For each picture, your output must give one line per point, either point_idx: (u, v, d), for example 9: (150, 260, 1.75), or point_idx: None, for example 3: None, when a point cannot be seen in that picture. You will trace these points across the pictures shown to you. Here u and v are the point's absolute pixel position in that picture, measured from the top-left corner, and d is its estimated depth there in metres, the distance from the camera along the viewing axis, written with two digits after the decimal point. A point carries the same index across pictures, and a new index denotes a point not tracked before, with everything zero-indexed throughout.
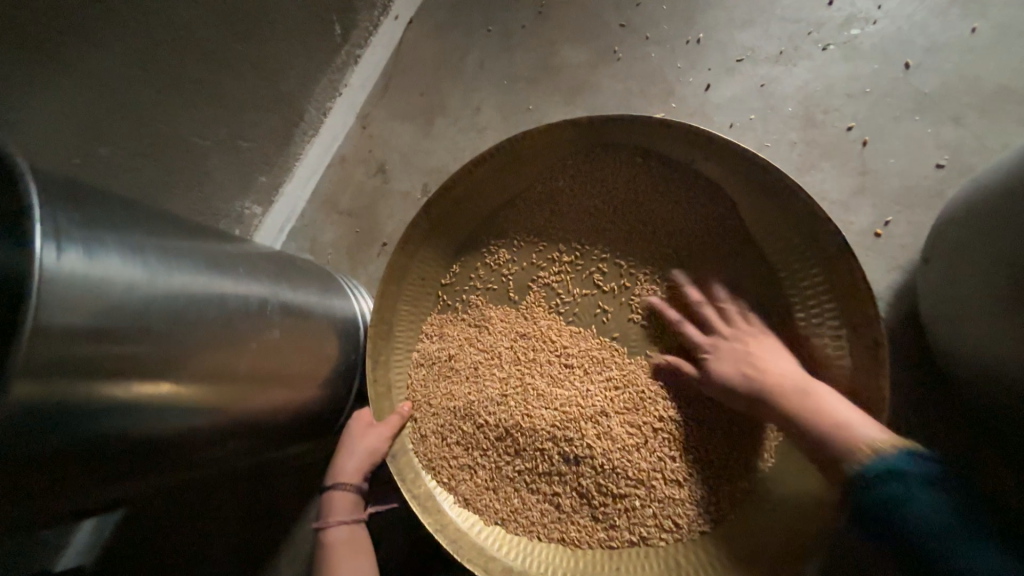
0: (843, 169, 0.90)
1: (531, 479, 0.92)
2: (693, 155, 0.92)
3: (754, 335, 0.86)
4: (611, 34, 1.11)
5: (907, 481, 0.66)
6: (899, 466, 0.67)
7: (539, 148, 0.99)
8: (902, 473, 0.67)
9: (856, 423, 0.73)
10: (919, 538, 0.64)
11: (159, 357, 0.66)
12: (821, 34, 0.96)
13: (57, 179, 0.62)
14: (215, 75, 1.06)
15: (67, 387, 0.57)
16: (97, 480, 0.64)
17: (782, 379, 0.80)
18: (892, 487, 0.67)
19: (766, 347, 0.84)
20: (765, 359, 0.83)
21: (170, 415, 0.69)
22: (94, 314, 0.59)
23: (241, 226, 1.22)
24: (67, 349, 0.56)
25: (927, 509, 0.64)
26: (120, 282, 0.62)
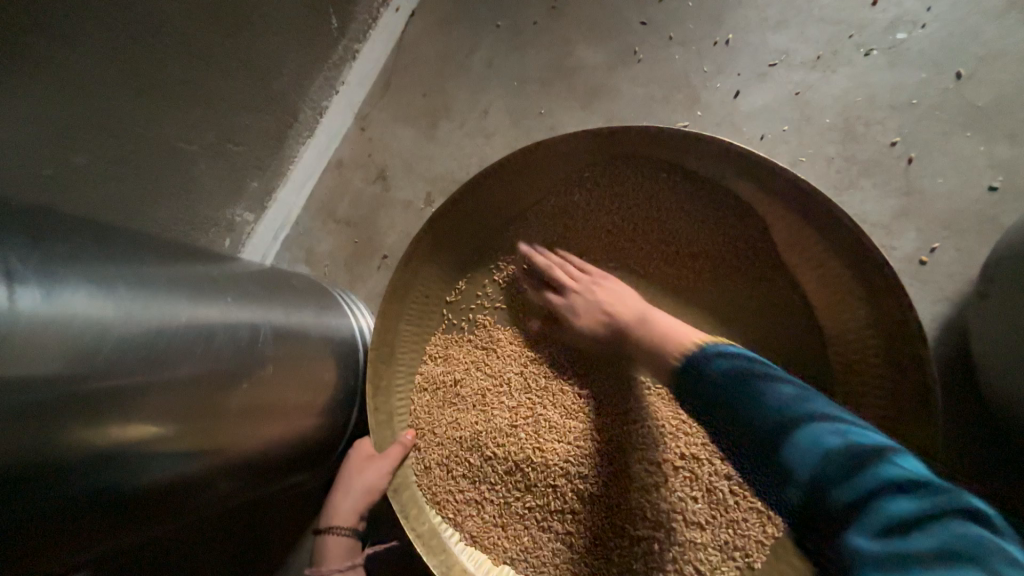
0: (886, 188, 0.84)
1: (543, 517, 0.86)
2: (723, 171, 0.84)
3: (606, 276, 0.92)
4: (631, 32, 1.03)
5: (721, 361, 0.75)
6: (713, 353, 0.77)
7: (553, 157, 0.91)
8: (717, 357, 0.76)
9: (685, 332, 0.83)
10: (729, 399, 0.70)
11: (138, 404, 0.59)
12: (863, 37, 0.89)
13: (12, 210, 0.55)
14: (203, 74, 0.97)
15: (33, 448, 0.49)
16: (75, 544, 0.57)
17: (630, 309, 0.88)
18: (714, 366, 0.75)
19: (613, 284, 0.91)
20: (614, 294, 0.90)
21: (156, 464, 0.62)
22: (57, 363, 0.52)
23: (232, 234, 1.14)
24: (29, 406, 0.49)
25: (739, 378, 0.71)
26: (86, 323, 0.55)
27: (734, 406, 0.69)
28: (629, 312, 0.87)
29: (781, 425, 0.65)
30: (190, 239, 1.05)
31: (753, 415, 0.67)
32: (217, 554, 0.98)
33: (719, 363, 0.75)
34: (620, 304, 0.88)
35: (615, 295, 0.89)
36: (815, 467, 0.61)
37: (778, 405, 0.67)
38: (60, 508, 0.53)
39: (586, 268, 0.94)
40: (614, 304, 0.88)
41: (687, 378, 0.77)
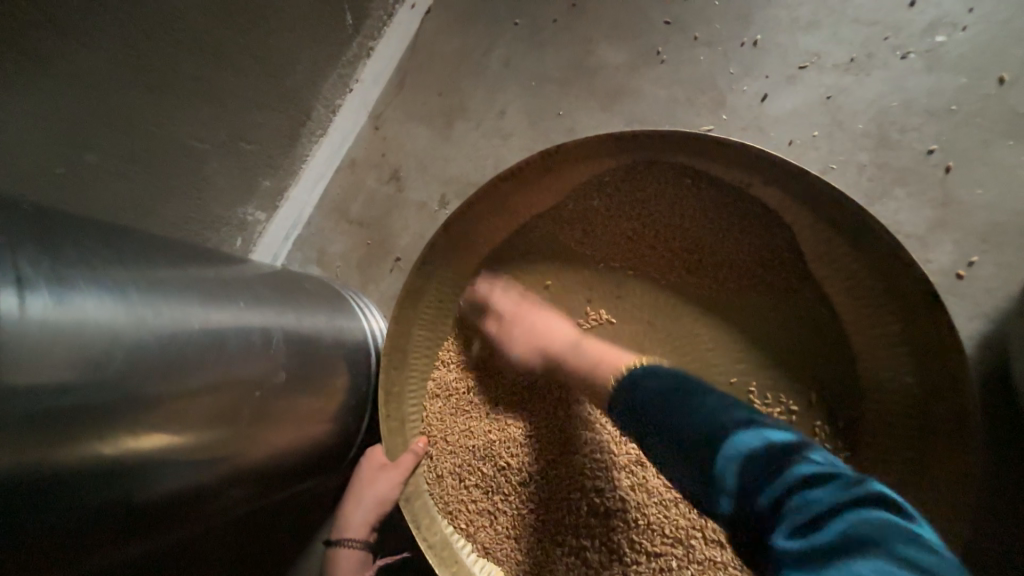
0: (922, 198, 0.82)
1: (557, 530, 0.84)
2: (748, 179, 0.82)
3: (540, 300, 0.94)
4: (656, 31, 1.01)
5: (642, 381, 0.77)
6: (632, 378, 0.78)
7: (572, 160, 0.88)
8: (637, 382, 0.77)
9: (618, 355, 0.84)
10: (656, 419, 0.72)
11: (151, 410, 0.58)
12: (899, 40, 0.87)
13: (25, 213, 0.54)
14: (215, 71, 0.95)
15: (46, 455, 0.48)
16: (89, 552, 0.55)
17: (566, 332, 0.88)
18: (637, 390, 0.76)
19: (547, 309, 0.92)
20: (546, 319, 0.90)
21: (169, 471, 0.61)
22: (71, 368, 0.50)
23: (243, 233, 1.13)
24: (43, 414, 0.48)
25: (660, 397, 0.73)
26: (98, 328, 0.53)
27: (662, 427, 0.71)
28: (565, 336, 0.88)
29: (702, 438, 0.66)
30: (200, 238, 1.03)
31: (675, 432, 0.69)
32: (225, 561, 0.97)
33: (641, 388, 0.76)
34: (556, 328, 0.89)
35: (547, 320, 0.90)
36: (742, 476, 0.61)
37: (695, 421, 0.68)
38: (69, 520, 0.51)
39: (519, 293, 0.94)
40: (549, 329, 0.89)
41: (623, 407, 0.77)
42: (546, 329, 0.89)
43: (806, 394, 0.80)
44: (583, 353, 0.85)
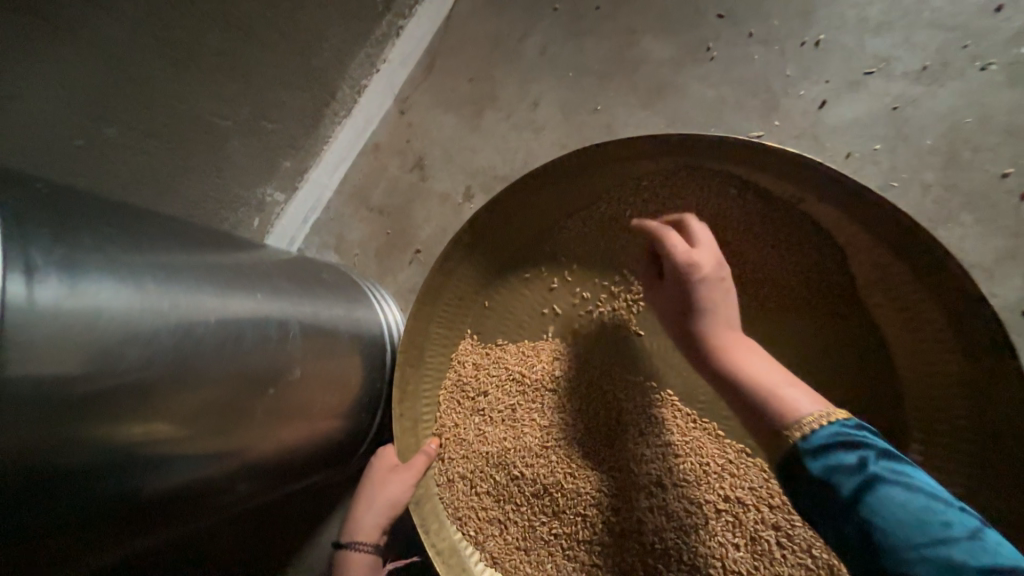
0: (991, 223, 0.84)
1: (569, 545, 0.81)
2: (805, 194, 0.77)
3: (722, 271, 0.74)
4: (706, 25, 0.99)
5: (865, 453, 0.55)
6: (841, 429, 0.57)
7: (609, 159, 0.83)
8: (852, 441, 0.56)
9: (797, 395, 0.62)
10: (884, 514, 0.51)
11: (169, 401, 0.54)
12: (978, 49, 0.88)
13: (39, 192, 0.51)
14: (241, 45, 0.92)
15: (59, 447, 0.45)
16: (100, 544, 0.52)
17: (722, 326, 0.71)
18: (847, 459, 0.55)
19: (725, 282, 0.74)
20: (716, 293, 0.72)
21: (184, 464, 0.57)
22: (86, 357, 0.47)
23: (261, 215, 1.07)
24: (55, 403, 0.44)
25: (901, 491, 0.51)
26: (117, 314, 0.49)
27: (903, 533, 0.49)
28: (723, 328, 0.71)
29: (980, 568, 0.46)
30: (218, 218, 0.99)
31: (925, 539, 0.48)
32: (230, 551, 0.96)
33: (852, 454, 0.55)
34: (716, 315, 0.71)
35: (714, 297, 0.72)
36: None
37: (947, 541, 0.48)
38: (66, 510, 0.48)
39: (707, 250, 0.74)
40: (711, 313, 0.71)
41: (796, 453, 0.58)
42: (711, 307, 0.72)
43: None
44: (739, 362, 0.67)
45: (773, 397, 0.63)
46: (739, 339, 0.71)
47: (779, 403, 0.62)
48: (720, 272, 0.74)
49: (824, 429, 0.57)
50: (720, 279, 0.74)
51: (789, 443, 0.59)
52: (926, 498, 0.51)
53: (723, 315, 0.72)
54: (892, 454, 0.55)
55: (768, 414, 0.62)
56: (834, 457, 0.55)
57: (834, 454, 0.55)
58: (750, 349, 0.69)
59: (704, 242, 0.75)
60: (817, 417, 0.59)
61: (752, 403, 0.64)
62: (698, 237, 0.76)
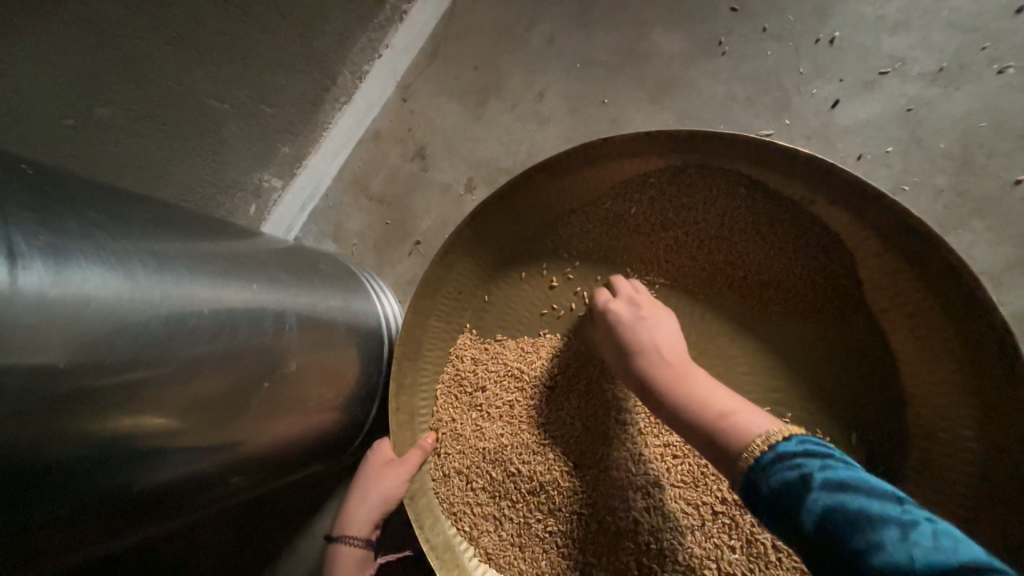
0: (1000, 230, 0.83)
1: (564, 544, 0.81)
2: (814, 195, 0.76)
3: (649, 315, 0.76)
4: (719, 18, 0.97)
5: (805, 468, 0.50)
6: (784, 447, 0.53)
7: (616, 154, 0.82)
8: (794, 459, 0.51)
9: (748, 418, 0.59)
10: (832, 530, 0.45)
11: (162, 393, 0.52)
12: (996, 51, 0.86)
13: (25, 175, 0.48)
14: (241, 26, 0.89)
15: (52, 438, 0.44)
16: (93, 537, 0.51)
17: (660, 364, 0.70)
18: (785, 476, 0.50)
19: (653, 323, 0.75)
20: (643, 330, 0.74)
21: (178, 457, 0.56)
22: (75, 347, 0.45)
23: (258, 201, 1.06)
24: (44, 394, 0.43)
25: (840, 503, 0.46)
26: (106, 303, 0.47)
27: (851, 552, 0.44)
28: (662, 364, 0.70)
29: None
30: (214, 204, 0.97)
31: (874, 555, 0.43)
32: (221, 538, 0.96)
33: (790, 470, 0.50)
34: (648, 350, 0.72)
35: (642, 338, 0.73)
36: None
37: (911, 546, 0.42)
38: (58, 507, 0.46)
39: (630, 302, 0.78)
40: (645, 353, 0.72)
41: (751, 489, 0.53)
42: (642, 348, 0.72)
43: (845, 433, 0.76)
44: (686, 397, 0.65)
45: (721, 426, 0.60)
46: (689, 372, 0.69)
47: (731, 429, 0.59)
48: (642, 314, 0.76)
49: (767, 452, 0.54)
50: (642, 321, 0.76)
51: (741, 476, 0.55)
52: (872, 507, 0.45)
53: (658, 352, 0.72)
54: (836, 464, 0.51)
55: (719, 445, 0.59)
56: (793, 478, 0.50)
57: (776, 470, 0.52)
58: (705, 382, 0.67)
59: (630, 293, 0.80)
60: (762, 438, 0.55)
61: (708, 439, 0.61)
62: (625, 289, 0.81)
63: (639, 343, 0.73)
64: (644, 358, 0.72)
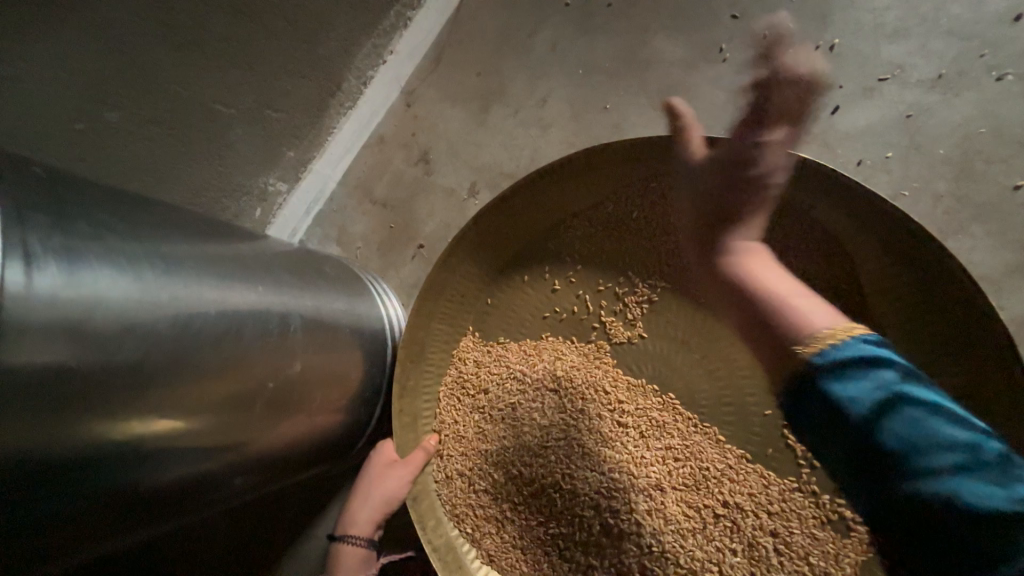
0: (999, 235, 0.84)
1: (566, 546, 0.81)
2: (812, 199, 0.78)
3: (746, 178, 0.77)
4: (720, 26, 0.98)
5: (881, 374, 0.65)
6: (858, 349, 0.67)
7: (618, 159, 0.84)
8: (868, 363, 0.66)
9: (809, 312, 0.72)
10: (892, 416, 0.64)
11: (169, 394, 0.53)
12: (994, 58, 0.87)
13: (36, 178, 0.49)
14: (248, 32, 0.91)
15: (60, 437, 0.44)
16: (101, 535, 0.52)
17: (733, 237, 0.78)
18: (855, 379, 0.66)
19: (746, 203, 0.78)
20: (735, 207, 0.78)
21: (183, 458, 0.57)
22: (85, 348, 0.46)
23: (264, 204, 1.06)
24: (53, 394, 0.44)
25: (925, 415, 0.63)
26: (117, 304, 0.48)
27: (896, 438, 0.63)
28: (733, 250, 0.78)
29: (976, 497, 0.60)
30: (219, 207, 0.98)
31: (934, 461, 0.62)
32: (224, 539, 0.96)
33: (865, 379, 0.65)
34: (726, 237, 0.78)
35: (728, 211, 0.78)
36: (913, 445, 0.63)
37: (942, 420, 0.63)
38: (68, 504, 0.47)
39: (737, 152, 0.76)
40: (724, 227, 0.78)
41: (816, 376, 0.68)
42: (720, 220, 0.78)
43: None
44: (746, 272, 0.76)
45: (782, 312, 0.72)
46: (755, 255, 0.77)
47: (794, 315, 0.72)
48: (745, 188, 0.77)
49: (841, 346, 0.68)
50: (739, 189, 0.77)
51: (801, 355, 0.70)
52: (951, 428, 0.63)
53: (736, 230, 0.78)
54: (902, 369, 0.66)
55: (784, 330, 0.71)
56: (844, 378, 0.66)
57: (851, 376, 0.66)
58: (767, 266, 0.77)
59: (741, 142, 0.76)
60: (835, 334, 0.69)
61: (751, 301, 0.74)
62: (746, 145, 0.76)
63: (718, 213, 0.79)
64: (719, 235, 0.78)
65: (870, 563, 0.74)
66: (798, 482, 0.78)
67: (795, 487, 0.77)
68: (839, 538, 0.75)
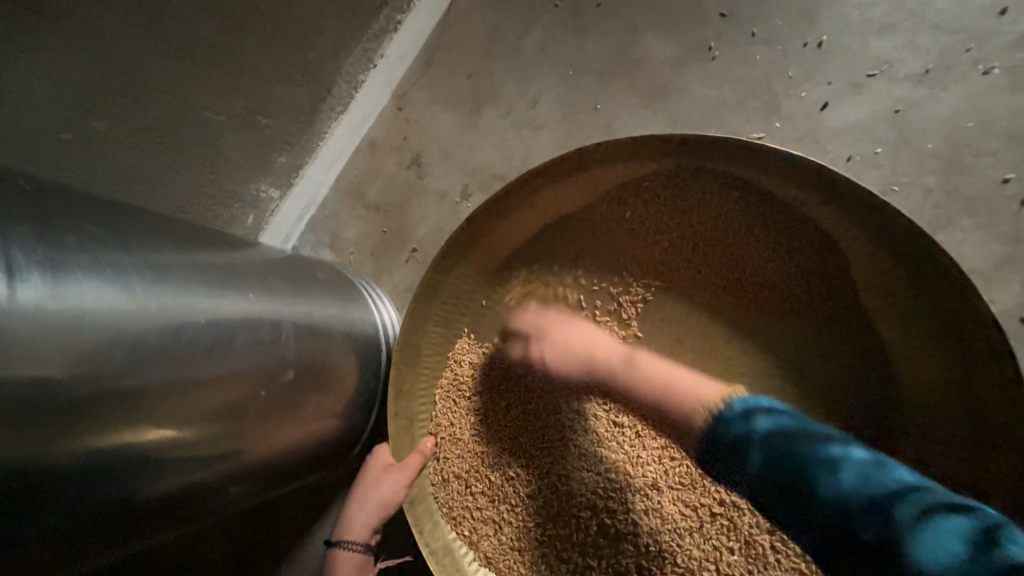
0: (990, 228, 0.84)
1: (563, 547, 0.81)
2: (806, 197, 0.76)
3: (554, 325, 0.87)
4: (709, 24, 0.98)
5: (755, 416, 0.69)
6: (736, 405, 0.72)
7: (612, 158, 0.82)
8: (741, 418, 0.70)
9: (702, 386, 0.76)
10: (793, 469, 0.63)
11: (160, 404, 0.53)
12: (982, 52, 0.87)
13: (22, 190, 0.49)
14: (236, 39, 0.90)
15: (53, 450, 0.44)
16: (97, 547, 0.52)
17: (610, 359, 0.82)
18: (743, 429, 0.69)
19: (583, 335, 0.85)
20: (578, 344, 0.84)
21: (178, 468, 0.57)
22: (73, 360, 0.45)
23: (256, 211, 1.06)
24: (44, 407, 0.43)
25: (812, 446, 0.64)
26: (104, 315, 0.48)
27: (794, 469, 0.63)
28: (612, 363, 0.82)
29: (908, 513, 0.56)
30: (211, 215, 0.97)
31: (838, 478, 0.60)
32: (221, 546, 0.96)
33: (739, 422, 0.70)
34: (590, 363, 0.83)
35: (591, 351, 0.83)
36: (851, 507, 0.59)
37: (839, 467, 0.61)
38: (60, 518, 0.46)
39: (534, 327, 0.87)
40: (603, 355, 0.82)
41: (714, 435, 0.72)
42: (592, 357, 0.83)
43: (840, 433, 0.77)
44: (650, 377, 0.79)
45: (678, 401, 0.76)
46: (639, 354, 0.82)
47: (690, 398, 0.75)
48: (569, 330, 0.86)
49: (718, 414, 0.72)
50: (573, 329, 0.86)
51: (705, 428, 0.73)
52: (838, 450, 0.63)
53: (606, 353, 0.82)
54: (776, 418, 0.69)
55: (686, 418, 0.76)
56: (738, 427, 0.70)
57: (743, 422, 0.70)
58: (651, 358, 0.81)
59: (535, 321, 0.88)
60: (716, 400, 0.74)
61: (665, 411, 0.78)
62: (534, 322, 0.88)
63: (583, 346, 0.84)
64: (607, 356, 0.82)
65: None
66: None
67: None
68: None
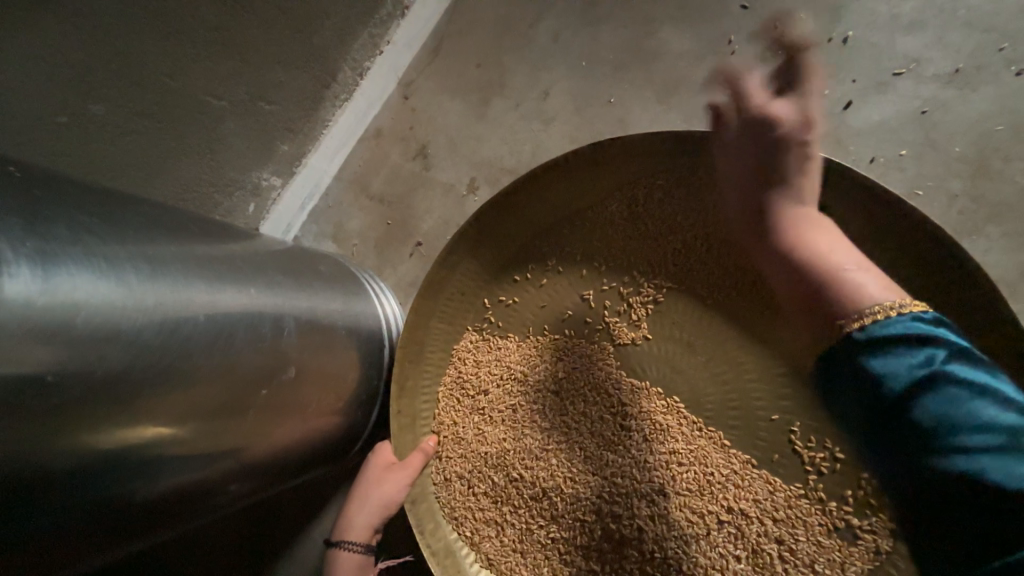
0: (1015, 235, 0.82)
1: (567, 550, 0.79)
2: (825, 199, 0.76)
3: (799, 136, 0.69)
4: (729, 17, 0.95)
5: (935, 351, 0.56)
6: (912, 324, 0.58)
7: (624, 154, 0.83)
8: (909, 341, 0.57)
9: (865, 282, 0.63)
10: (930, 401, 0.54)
11: (157, 401, 0.51)
12: (1013, 53, 0.85)
13: (12, 177, 0.46)
14: (239, 21, 0.87)
15: (47, 452, 0.42)
16: (96, 548, 0.50)
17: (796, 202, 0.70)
18: (892, 352, 0.57)
19: (799, 163, 0.70)
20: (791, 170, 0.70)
21: (177, 466, 0.55)
22: (66, 358, 0.43)
23: (257, 200, 1.03)
24: (38, 407, 0.41)
25: (974, 397, 0.53)
26: (99, 311, 0.46)
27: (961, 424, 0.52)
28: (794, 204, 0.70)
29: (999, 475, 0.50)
30: (211, 203, 0.95)
31: (972, 430, 0.52)
32: (220, 540, 0.95)
33: (919, 353, 0.56)
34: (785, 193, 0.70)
35: (790, 171, 0.70)
36: (963, 437, 0.52)
37: (995, 411, 0.52)
38: (51, 522, 0.44)
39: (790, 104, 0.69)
40: (789, 193, 0.70)
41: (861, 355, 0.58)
42: (783, 179, 0.69)
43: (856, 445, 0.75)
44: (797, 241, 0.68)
45: (831, 280, 0.64)
46: (816, 219, 0.69)
47: (844, 286, 0.63)
48: (809, 139, 0.69)
49: (873, 327, 0.59)
50: (802, 144, 0.69)
51: (850, 334, 0.60)
52: (993, 407, 0.53)
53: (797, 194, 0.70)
54: (965, 355, 0.56)
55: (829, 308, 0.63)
56: (888, 355, 0.57)
57: (896, 355, 0.57)
58: (829, 232, 0.68)
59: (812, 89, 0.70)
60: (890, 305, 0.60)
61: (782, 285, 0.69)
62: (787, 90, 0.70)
63: (782, 175, 0.70)
64: (784, 200, 0.70)
65: (879, 570, 0.73)
66: (805, 488, 0.76)
67: (803, 493, 0.76)
68: (846, 545, 0.74)
